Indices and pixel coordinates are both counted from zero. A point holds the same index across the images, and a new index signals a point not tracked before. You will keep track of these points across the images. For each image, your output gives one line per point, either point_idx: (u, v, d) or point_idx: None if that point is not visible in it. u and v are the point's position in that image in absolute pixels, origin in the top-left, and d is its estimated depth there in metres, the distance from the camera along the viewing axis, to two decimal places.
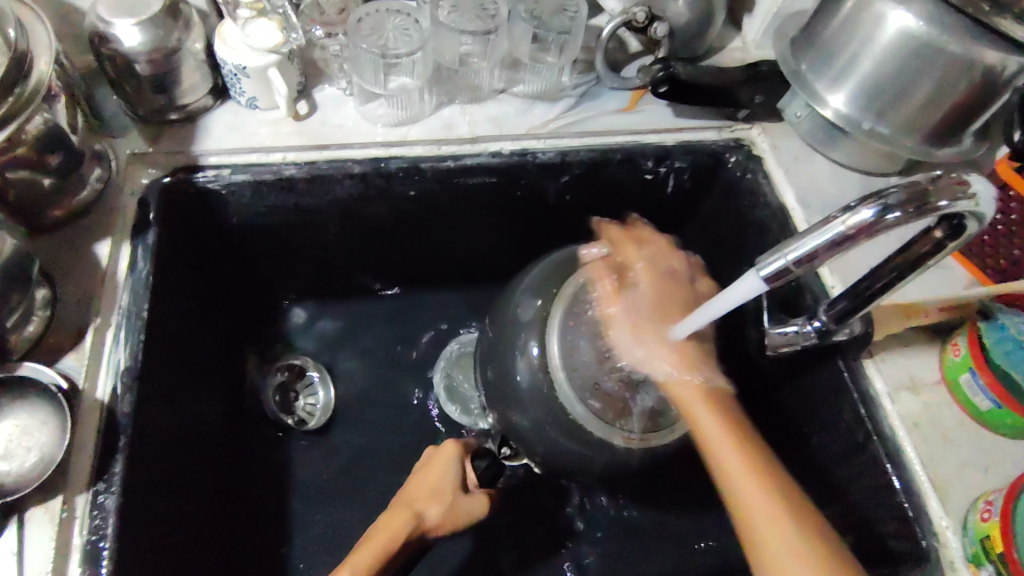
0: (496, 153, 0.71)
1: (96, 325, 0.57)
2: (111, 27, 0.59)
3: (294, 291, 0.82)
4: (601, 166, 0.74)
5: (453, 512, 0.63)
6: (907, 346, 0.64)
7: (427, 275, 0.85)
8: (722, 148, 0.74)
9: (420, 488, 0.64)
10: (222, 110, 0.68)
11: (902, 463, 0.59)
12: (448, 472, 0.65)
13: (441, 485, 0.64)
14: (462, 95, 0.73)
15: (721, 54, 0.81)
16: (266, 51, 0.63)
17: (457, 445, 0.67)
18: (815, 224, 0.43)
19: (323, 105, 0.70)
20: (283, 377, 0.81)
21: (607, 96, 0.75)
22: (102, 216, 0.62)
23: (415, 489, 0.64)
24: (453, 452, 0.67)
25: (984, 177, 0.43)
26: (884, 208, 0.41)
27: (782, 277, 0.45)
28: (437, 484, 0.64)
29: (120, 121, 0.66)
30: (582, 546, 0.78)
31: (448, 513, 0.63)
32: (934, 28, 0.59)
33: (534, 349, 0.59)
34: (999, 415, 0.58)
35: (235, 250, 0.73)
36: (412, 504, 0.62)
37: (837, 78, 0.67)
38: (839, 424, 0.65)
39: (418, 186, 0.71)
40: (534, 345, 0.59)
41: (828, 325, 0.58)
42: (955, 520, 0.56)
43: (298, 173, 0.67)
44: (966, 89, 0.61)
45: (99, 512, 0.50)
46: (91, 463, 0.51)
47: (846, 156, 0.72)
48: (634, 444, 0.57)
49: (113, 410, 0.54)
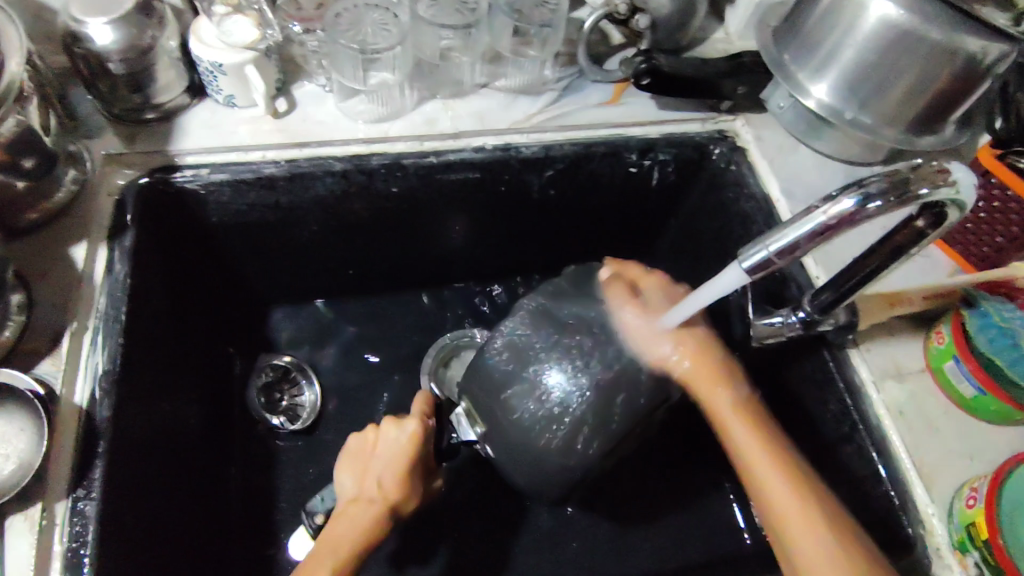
0: (478, 148, 0.70)
1: (73, 329, 0.56)
2: (84, 26, 0.58)
3: (279, 292, 0.82)
4: (585, 159, 0.73)
5: (412, 488, 0.62)
6: (893, 335, 0.64)
7: (411, 272, 0.84)
8: (706, 139, 0.74)
9: (386, 472, 0.61)
10: (200, 109, 0.67)
11: (887, 452, 0.59)
12: (408, 445, 0.61)
13: (400, 466, 0.61)
14: (444, 90, 0.72)
15: (703, 45, 0.81)
16: (243, 48, 0.62)
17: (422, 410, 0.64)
18: (796, 214, 0.43)
19: (302, 102, 0.69)
20: (266, 379, 0.80)
21: (589, 89, 0.75)
22: (79, 218, 0.61)
23: (381, 472, 0.61)
24: (409, 428, 0.62)
25: (965, 165, 0.43)
26: (865, 198, 0.40)
27: (765, 267, 0.44)
28: (397, 465, 0.61)
29: (95, 121, 0.65)
30: (572, 542, 0.77)
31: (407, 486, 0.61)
32: (914, 15, 0.59)
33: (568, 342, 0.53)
34: (983, 401, 0.58)
35: (217, 250, 0.72)
36: (385, 490, 0.60)
37: (819, 68, 0.66)
38: (826, 413, 0.65)
39: (400, 182, 0.70)
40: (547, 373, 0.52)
41: (813, 315, 0.58)
42: (940, 508, 0.57)
43: (277, 171, 0.66)
44: (948, 77, 0.62)
45: (78, 519, 0.49)
46: (71, 468, 0.51)
47: (828, 145, 0.72)
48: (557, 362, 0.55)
49: (92, 416, 0.53)
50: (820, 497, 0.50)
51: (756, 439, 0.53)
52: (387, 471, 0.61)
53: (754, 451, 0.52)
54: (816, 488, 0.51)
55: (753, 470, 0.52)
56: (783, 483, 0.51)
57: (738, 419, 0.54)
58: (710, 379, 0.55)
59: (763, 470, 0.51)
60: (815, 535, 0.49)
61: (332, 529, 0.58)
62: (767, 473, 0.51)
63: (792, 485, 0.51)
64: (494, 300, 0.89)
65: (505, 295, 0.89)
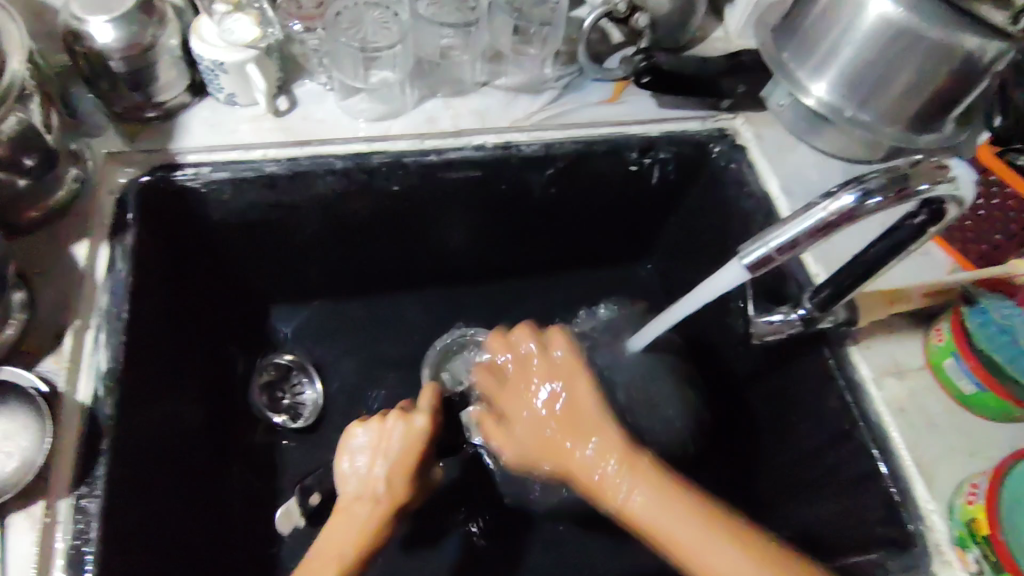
0: (479, 147, 0.70)
1: (75, 327, 0.56)
2: (85, 24, 0.58)
3: (280, 291, 0.82)
4: (585, 158, 0.73)
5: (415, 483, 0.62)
6: (892, 332, 0.65)
7: (412, 271, 0.84)
8: (706, 138, 0.75)
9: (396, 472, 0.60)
10: (200, 107, 0.67)
11: (888, 448, 0.60)
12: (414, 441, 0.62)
13: (406, 462, 0.61)
14: (445, 89, 0.72)
15: (703, 43, 0.81)
16: (244, 46, 0.62)
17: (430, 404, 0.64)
18: (795, 212, 0.43)
19: (303, 101, 0.69)
20: (268, 377, 0.80)
21: (590, 88, 0.75)
22: (79, 217, 0.60)
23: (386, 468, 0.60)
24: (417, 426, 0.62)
25: (964, 161, 0.43)
26: (864, 194, 0.41)
27: (765, 264, 0.45)
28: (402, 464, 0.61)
29: (97, 120, 0.65)
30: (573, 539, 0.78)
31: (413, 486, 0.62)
32: (912, 13, 0.59)
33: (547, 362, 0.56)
34: (982, 398, 0.59)
35: (218, 249, 0.72)
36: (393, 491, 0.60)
37: (818, 66, 0.67)
38: (826, 410, 0.66)
39: (401, 181, 0.70)
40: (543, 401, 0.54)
41: (813, 312, 0.58)
42: (940, 504, 0.57)
43: (279, 170, 0.66)
44: (946, 76, 0.62)
45: (81, 516, 0.49)
46: (74, 465, 0.51)
47: (828, 144, 0.72)
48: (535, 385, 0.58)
49: (94, 414, 0.53)
50: (757, 548, 0.46)
51: (687, 517, 0.49)
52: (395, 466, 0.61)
53: (686, 535, 0.48)
54: (757, 539, 0.47)
55: (686, 554, 0.48)
56: (723, 549, 0.46)
57: (663, 510, 0.50)
58: (605, 457, 0.54)
59: (703, 549, 0.47)
60: None
61: (332, 527, 0.58)
62: (704, 550, 0.47)
63: (731, 546, 0.46)
64: (494, 298, 0.89)
65: (506, 294, 0.90)
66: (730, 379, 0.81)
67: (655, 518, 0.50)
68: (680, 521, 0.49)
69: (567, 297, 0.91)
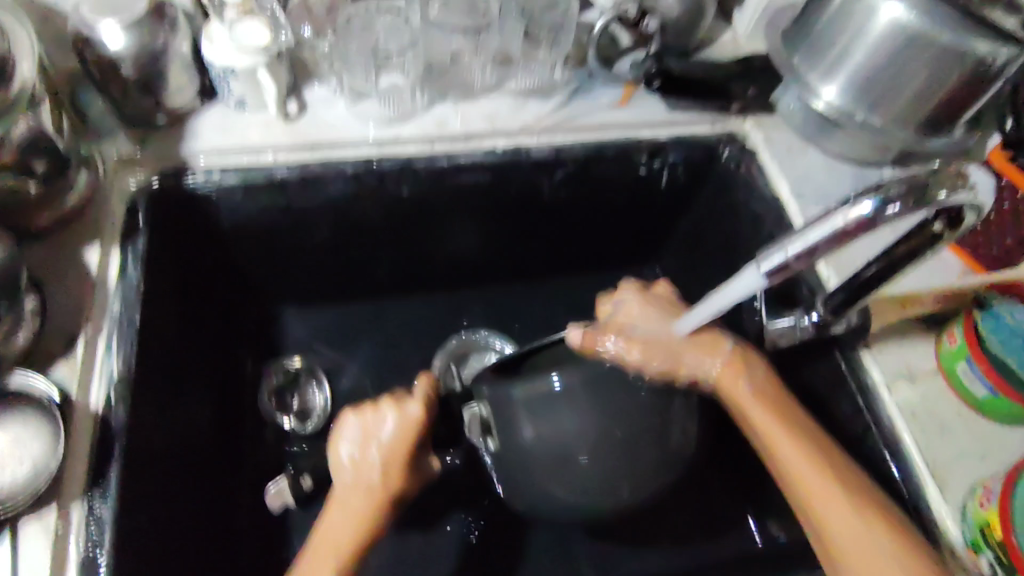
0: (489, 151, 0.70)
1: (87, 334, 0.56)
2: (95, 29, 0.57)
3: (290, 295, 0.82)
4: (595, 161, 0.73)
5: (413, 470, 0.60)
6: (905, 337, 0.64)
7: (421, 276, 0.84)
8: (715, 141, 0.74)
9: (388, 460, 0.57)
10: (210, 112, 0.67)
11: (900, 452, 0.60)
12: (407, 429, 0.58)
13: (397, 450, 0.58)
14: (455, 92, 0.72)
15: (712, 46, 0.81)
16: (254, 51, 0.62)
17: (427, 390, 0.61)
18: (814, 218, 0.43)
19: (313, 105, 0.69)
20: (277, 381, 0.80)
21: (599, 91, 0.75)
22: (90, 221, 0.60)
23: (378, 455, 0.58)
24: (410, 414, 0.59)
25: (984, 169, 0.42)
26: (884, 201, 0.40)
27: (783, 271, 0.44)
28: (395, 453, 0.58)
29: (106, 124, 0.65)
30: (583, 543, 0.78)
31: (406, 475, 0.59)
32: (923, 18, 0.59)
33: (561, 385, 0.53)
34: (995, 402, 0.59)
35: (227, 254, 0.72)
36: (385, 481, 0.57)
37: (828, 70, 0.67)
38: (838, 414, 0.66)
39: (412, 185, 0.70)
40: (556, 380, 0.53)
41: (826, 318, 0.57)
42: (953, 507, 0.57)
43: (289, 175, 0.66)
44: (958, 81, 0.62)
45: (95, 523, 0.49)
46: (87, 472, 0.51)
47: (838, 147, 0.72)
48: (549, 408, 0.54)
49: (107, 420, 0.53)
50: (874, 508, 0.51)
51: (807, 461, 0.53)
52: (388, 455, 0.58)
53: (824, 490, 0.52)
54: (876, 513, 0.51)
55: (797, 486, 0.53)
56: (842, 503, 0.51)
57: (792, 445, 0.54)
58: (747, 388, 0.56)
59: (815, 489, 0.52)
60: (881, 561, 0.49)
61: (327, 522, 0.56)
62: (821, 496, 0.52)
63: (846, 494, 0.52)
64: (503, 302, 0.89)
65: (514, 296, 0.90)
66: None
67: (774, 440, 0.54)
68: (820, 476, 0.52)
69: (575, 300, 0.91)
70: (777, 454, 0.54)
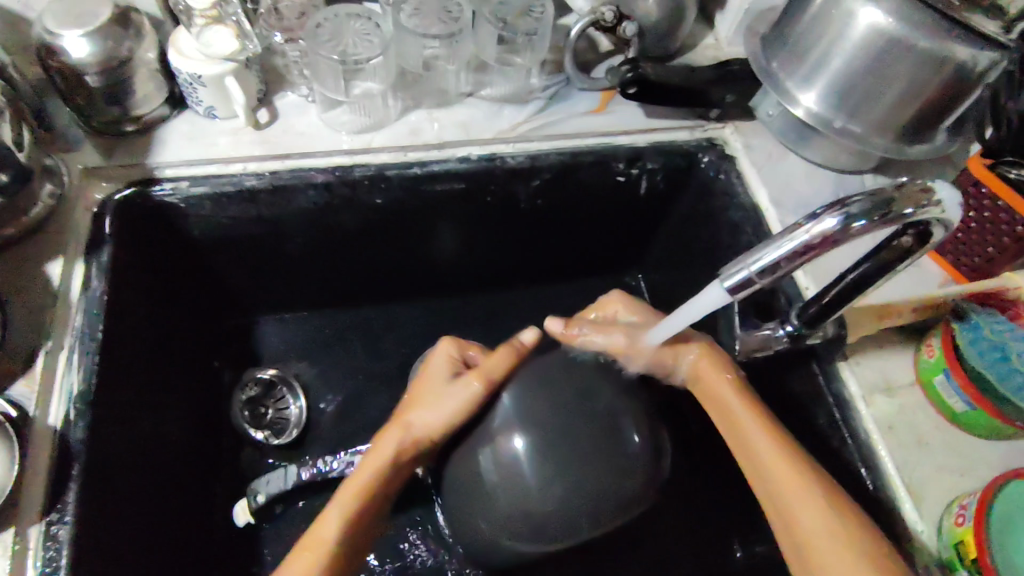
0: (463, 159, 0.69)
1: (48, 348, 0.55)
2: (58, 38, 0.57)
3: (264, 305, 0.81)
4: (572, 169, 0.72)
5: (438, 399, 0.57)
6: (883, 347, 0.64)
7: (399, 284, 0.83)
8: (694, 148, 0.74)
9: (413, 393, 0.60)
10: (180, 120, 0.66)
11: (876, 467, 0.59)
12: (456, 401, 0.56)
13: (445, 425, 0.56)
14: (429, 100, 0.72)
15: (693, 51, 0.80)
16: (222, 59, 0.61)
17: (451, 342, 0.62)
18: (778, 232, 0.41)
19: (284, 113, 0.68)
20: (253, 393, 0.79)
21: (576, 97, 0.74)
22: (55, 234, 0.60)
23: (417, 430, 0.57)
24: (468, 382, 0.56)
25: (949, 183, 0.41)
26: (848, 217, 0.39)
27: (745, 287, 0.43)
28: (422, 437, 0.57)
29: (73, 134, 0.64)
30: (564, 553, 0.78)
31: (429, 397, 0.58)
32: (903, 24, 0.58)
33: (516, 443, 0.53)
34: (972, 416, 0.58)
35: (198, 263, 0.71)
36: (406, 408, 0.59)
37: (807, 76, 0.66)
38: (815, 427, 0.65)
39: (385, 194, 0.69)
40: (518, 440, 0.53)
41: (801, 329, 0.57)
42: (929, 525, 0.56)
43: (259, 184, 0.65)
44: (937, 86, 0.61)
45: (52, 544, 0.48)
46: (45, 491, 0.50)
47: (819, 154, 0.72)
48: (491, 456, 0.54)
49: (67, 438, 0.52)
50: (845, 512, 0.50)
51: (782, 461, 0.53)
52: (422, 430, 0.57)
53: (794, 496, 0.52)
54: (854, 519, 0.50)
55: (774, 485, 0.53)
56: (814, 508, 0.51)
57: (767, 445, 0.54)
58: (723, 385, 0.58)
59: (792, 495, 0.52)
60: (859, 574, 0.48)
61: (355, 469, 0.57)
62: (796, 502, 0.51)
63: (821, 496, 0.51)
64: (483, 309, 0.89)
65: (492, 304, 0.89)
66: None
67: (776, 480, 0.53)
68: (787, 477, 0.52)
69: (555, 308, 0.90)
70: (777, 490, 0.53)
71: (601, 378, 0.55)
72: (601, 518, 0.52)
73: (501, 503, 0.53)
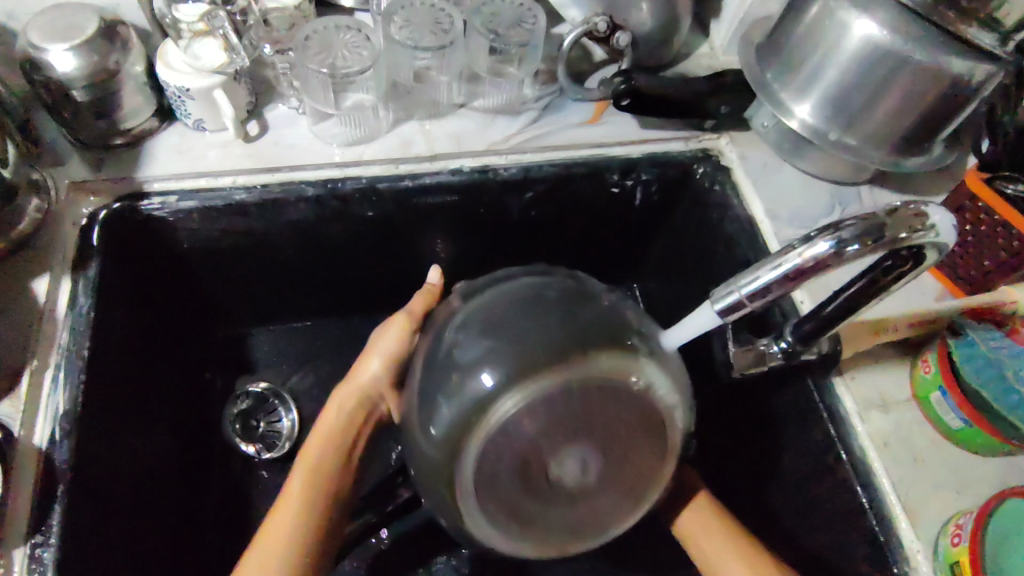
0: (455, 171, 0.69)
1: (33, 366, 0.54)
2: (43, 53, 0.56)
3: (256, 316, 0.80)
4: (565, 181, 0.72)
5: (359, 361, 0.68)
6: (879, 362, 0.63)
7: (393, 295, 0.82)
8: (689, 159, 0.73)
9: None
10: (168, 133, 0.66)
11: (872, 484, 0.58)
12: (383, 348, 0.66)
13: (365, 377, 0.66)
14: (421, 111, 0.71)
15: (688, 60, 0.80)
16: (210, 72, 0.61)
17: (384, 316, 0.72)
18: (769, 255, 0.41)
19: (274, 125, 0.68)
20: (244, 406, 0.79)
21: (570, 108, 0.74)
22: (41, 249, 0.59)
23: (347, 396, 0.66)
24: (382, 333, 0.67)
25: (942, 205, 0.40)
26: (840, 242, 0.38)
27: (736, 310, 0.42)
28: (343, 425, 0.65)
29: (60, 147, 0.64)
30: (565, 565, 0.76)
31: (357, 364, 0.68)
32: (899, 37, 0.57)
33: (484, 376, 0.46)
34: (968, 433, 0.57)
35: (187, 276, 0.70)
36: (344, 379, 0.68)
37: (802, 88, 0.65)
38: (809, 442, 0.64)
39: (376, 207, 0.68)
40: (486, 373, 0.46)
41: (795, 346, 0.56)
42: (926, 544, 0.55)
43: (248, 198, 0.64)
44: (933, 99, 0.60)
45: (37, 566, 0.48)
46: (30, 512, 0.49)
47: (814, 166, 0.71)
48: (455, 391, 0.47)
49: (52, 458, 0.51)
50: None
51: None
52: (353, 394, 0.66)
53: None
54: None
55: None
56: None
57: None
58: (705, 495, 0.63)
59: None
60: None
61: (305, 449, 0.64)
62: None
63: None
64: None
65: None
66: (714, 404, 0.79)
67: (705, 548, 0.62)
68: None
69: None
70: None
71: (544, 291, 0.49)
72: (609, 419, 0.47)
73: (478, 435, 0.46)
